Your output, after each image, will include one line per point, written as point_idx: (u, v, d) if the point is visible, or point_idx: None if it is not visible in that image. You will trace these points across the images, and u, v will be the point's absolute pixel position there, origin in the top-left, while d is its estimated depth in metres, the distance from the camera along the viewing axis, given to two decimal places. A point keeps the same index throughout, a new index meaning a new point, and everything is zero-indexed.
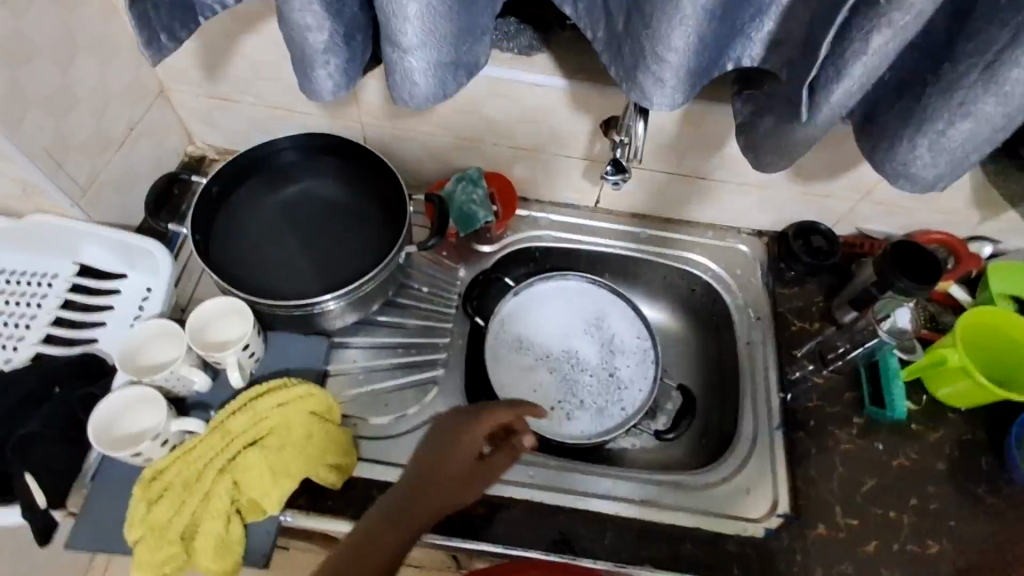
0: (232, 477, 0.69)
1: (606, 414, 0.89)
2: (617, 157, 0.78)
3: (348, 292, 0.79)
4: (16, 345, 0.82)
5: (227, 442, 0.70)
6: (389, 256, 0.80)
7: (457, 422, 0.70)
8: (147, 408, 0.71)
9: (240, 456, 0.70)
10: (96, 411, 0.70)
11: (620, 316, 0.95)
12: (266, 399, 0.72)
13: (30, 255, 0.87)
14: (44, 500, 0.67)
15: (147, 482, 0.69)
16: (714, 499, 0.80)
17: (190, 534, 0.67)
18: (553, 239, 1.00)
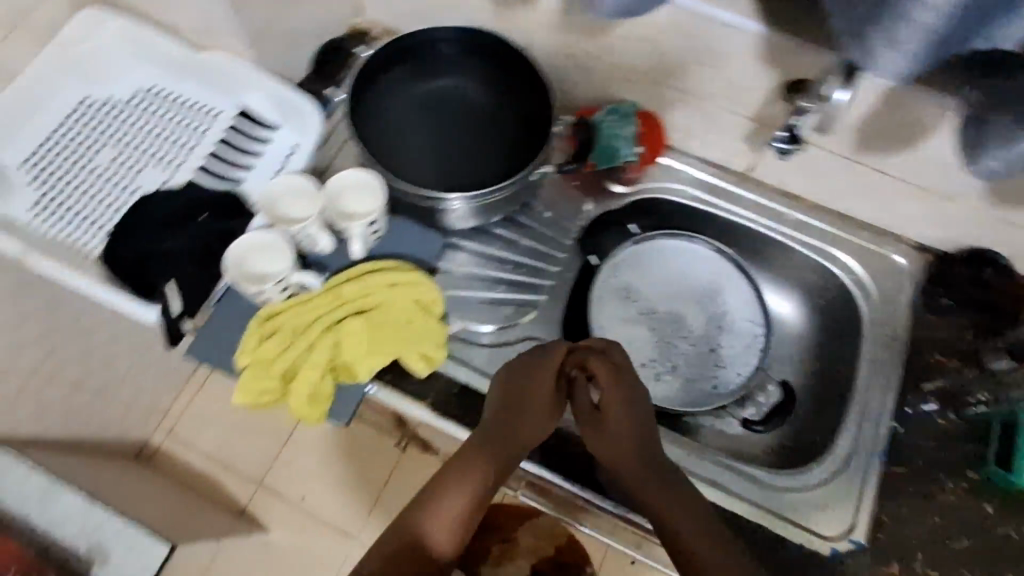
0: (334, 338, 0.73)
1: (694, 387, 0.85)
2: (791, 126, 0.71)
3: (475, 199, 0.80)
4: (177, 168, 0.90)
5: (337, 305, 0.74)
6: (523, 175, 0.79)
7: (539, 358, 0.71)
8: (272, 253, 0.75)
9: (344, 323, 0.73)
10: (233, 245, 0.75)
11: (738, 294, 0.90)
12: (379, 275, 0.75)
13: (202, 88, 0.93)
14: (176, 306, 0.75)
15: (262, 319, 0.73)
16: (783, 503, 0.77)
17: (290, 374, 0.73)
18: (691, 196, 0.93)
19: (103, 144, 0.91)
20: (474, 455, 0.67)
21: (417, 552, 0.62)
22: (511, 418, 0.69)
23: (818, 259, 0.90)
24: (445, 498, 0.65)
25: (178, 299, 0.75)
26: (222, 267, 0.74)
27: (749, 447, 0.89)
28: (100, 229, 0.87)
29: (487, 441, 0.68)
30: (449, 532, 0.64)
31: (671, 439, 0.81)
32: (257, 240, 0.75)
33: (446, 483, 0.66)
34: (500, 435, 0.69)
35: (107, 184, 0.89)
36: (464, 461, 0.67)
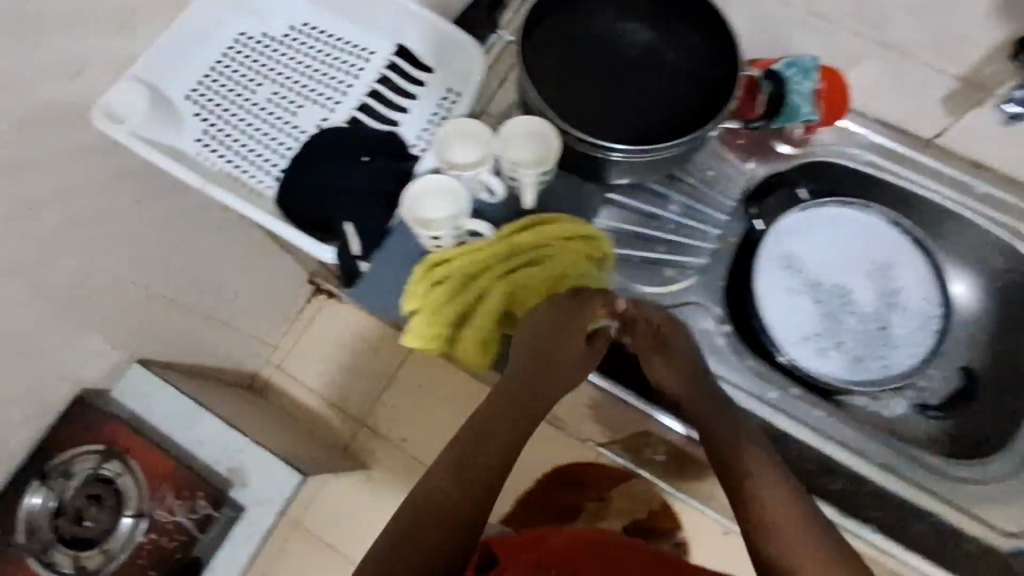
0: (507, 291, 0.73)
1: (863, 366, 0.81)
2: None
3: (637, 154, 0.73)
4: (333, 108, 0.89)
5: (511, 257, 0.73)
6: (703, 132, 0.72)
7: (556, 306, 0.69)
8: (451, 200, 0.72)
9: (517, 277, 0.73)
10: (409, 189, 0.72)
11: (913, 270, 0.84)
12: (556, 228, 0.74)
13: (358, 27, 0.91)
14: (358, 247, 0.72)
15: (430, 266, 0.73)
16: (961, 493, 0.74)
17: (460, 318, 0.75)
18: (866, 161, 0.86)
19: (263, 81, 0.90)
20: (507, 403, 0.63)
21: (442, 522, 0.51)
22: (543, 374, 0.66)
23: (1005, 240, 0.82)
24: (484, 441, 0.58)
25: (357, 240, 0.73)
26: (400, 211, 0.72)
27: (909, 427, 0.84)
28: (269, 169, 0.87)
29: (525, 394, 0.64)
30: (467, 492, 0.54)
31: (836, 416, 0.78)
32: (429, 183, 0.72)
33: (477, 430, 0.60)
34: (536, 390, 0.66)
35: (268, 122, 0.89)
36: (498, 409, 0.62)
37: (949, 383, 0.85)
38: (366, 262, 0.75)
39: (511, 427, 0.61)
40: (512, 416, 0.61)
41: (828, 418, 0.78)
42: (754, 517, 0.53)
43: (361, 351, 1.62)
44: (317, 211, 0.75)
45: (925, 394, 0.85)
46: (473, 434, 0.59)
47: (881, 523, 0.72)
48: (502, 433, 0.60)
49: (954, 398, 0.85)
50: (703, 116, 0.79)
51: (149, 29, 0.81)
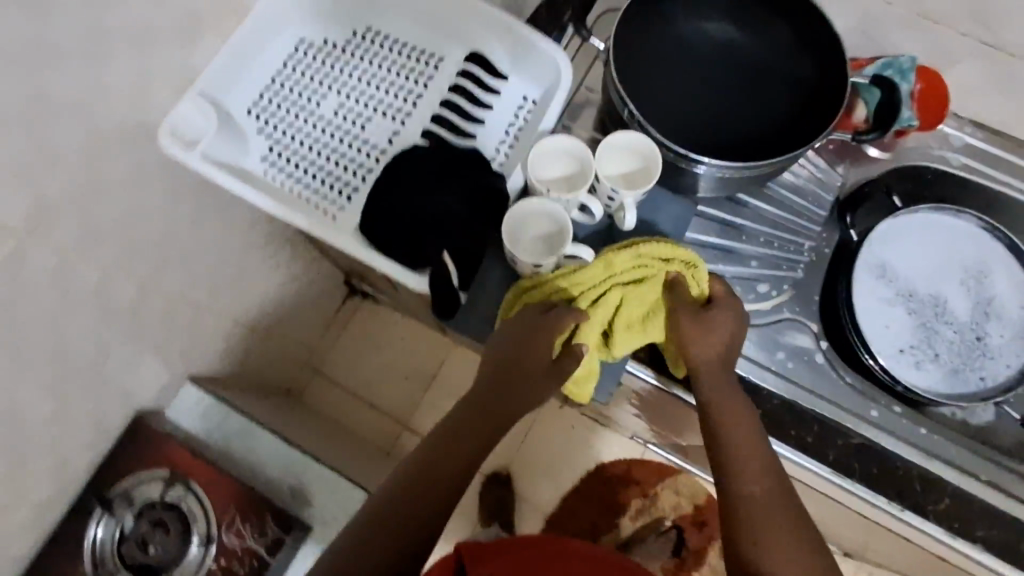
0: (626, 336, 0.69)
1: (961, 377, 0.81)
2: None
3: (728, 168, 0.69)
4: (405, 119, 0.86)
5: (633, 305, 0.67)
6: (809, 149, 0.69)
7: (528, 316, 0.65)
8: (552, 224, 0.72)
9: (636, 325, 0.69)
10: (508, 216, 0.72)
11: (1008, 277, 0.83)
12: (646, 248, 0.66)
13: (425, 31, 0.87)
14: (459, 279, 0.71)
15: (520, 291, 0.69)
16: None
17: None
18: (960, 164, 0.84)
19: (327, 92, 0.86)
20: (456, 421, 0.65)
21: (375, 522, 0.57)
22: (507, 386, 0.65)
23: None
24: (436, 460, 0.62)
25: (457, 271, 0.72)
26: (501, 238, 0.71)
27: (1005, 438, 0.81)
28: (342, 189, 0.83)
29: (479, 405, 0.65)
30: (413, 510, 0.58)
31: (937, 432, 0.77)
32: (528, 209, 0.72)
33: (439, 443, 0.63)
34: (501, 406, 0.65)
35: (337, 137, 0.85)
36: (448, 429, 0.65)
37: None
38: (466, 291, 0.74)
39: (462, 438, 0.64)
40: (471, 427, 0.64)
41: (931, 434, 0.76)
42: (733, 495, 0.60)
43: (396, 354, 1.51)
44: (409, 235, 0.73)
45: None
46: (441, 450, 0.63)
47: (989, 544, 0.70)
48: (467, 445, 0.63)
49: None
50: (800, 129, 0.76)
51: (217, 37, 0.76)
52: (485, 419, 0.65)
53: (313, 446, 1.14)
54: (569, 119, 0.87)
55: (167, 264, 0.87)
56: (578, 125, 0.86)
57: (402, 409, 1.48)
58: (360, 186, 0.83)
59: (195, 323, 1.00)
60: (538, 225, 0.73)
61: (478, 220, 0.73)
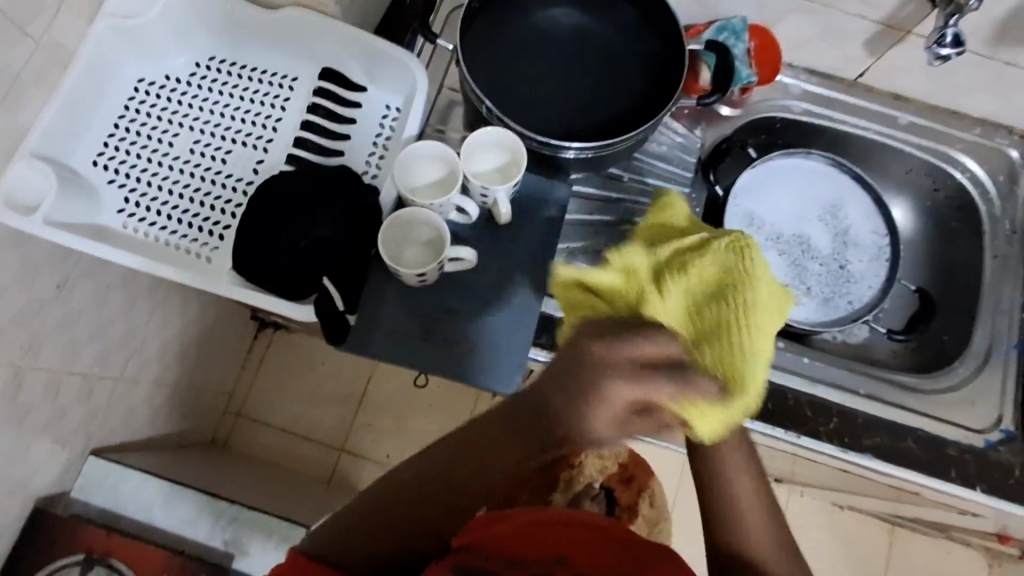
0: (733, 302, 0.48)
1: (833, 304, 0.89)
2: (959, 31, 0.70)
3: (587, 150, 0.72)
4: (265, 146, 0.83)
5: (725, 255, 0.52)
6: (656, 121, 0.73)
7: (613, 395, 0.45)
8: (428, 230, 0.74)
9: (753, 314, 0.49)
10: (383, 229, 0.72)
11: (859, 207, 0.91)
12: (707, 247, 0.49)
13: (272, 53, 0.85)
14: (343, 302, 0.71)
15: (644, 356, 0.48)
16: (937, 404, 0.82)
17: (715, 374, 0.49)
18: (801, 110, 0.91)
19: (178, 129, 0.82)
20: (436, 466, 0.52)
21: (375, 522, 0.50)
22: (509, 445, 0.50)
23: (931, 161, 0.89)
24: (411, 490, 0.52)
25: (340, 294, 0.71)
26: (379, 252, 0.72)
27: (877, 350, 0.91)
28: (212, 229, 0.80)
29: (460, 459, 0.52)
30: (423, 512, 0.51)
31: (820, 359, 0.84)
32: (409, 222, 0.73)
33: (407, 480, 0.52)
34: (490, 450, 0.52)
35: (197, 175, 0.81)
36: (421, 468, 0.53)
37: (906, 310, 0.94)
38: (355, 312, 0.73)
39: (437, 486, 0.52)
40: (458, 470, 0.52)
41: (810, 362, 0.83)
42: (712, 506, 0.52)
43: (324, 381, 1.46)
44: (287, 267, 0.71)
45: (893, 320, 0.93)
46: (408, 493, 0.52)
47: (880, 451, 0.76)
48: (462, 490, 0.51)
49: (917, 320, 0.92)
50: (652, 99, 0.80)
51: (41, 90, 0.71)
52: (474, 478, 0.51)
53: (243, 494, 1.09)
54: (441, 122, 0.87)
55: (38, 339, 0.81)
56: (451, 126, 0.87)
57: (341, 435, 1.43)
58: (231, 223, 0.80)
59: (88, 394, 0.93)
60: (418, 234, 0.74)
61: (360, 239, 0.73)
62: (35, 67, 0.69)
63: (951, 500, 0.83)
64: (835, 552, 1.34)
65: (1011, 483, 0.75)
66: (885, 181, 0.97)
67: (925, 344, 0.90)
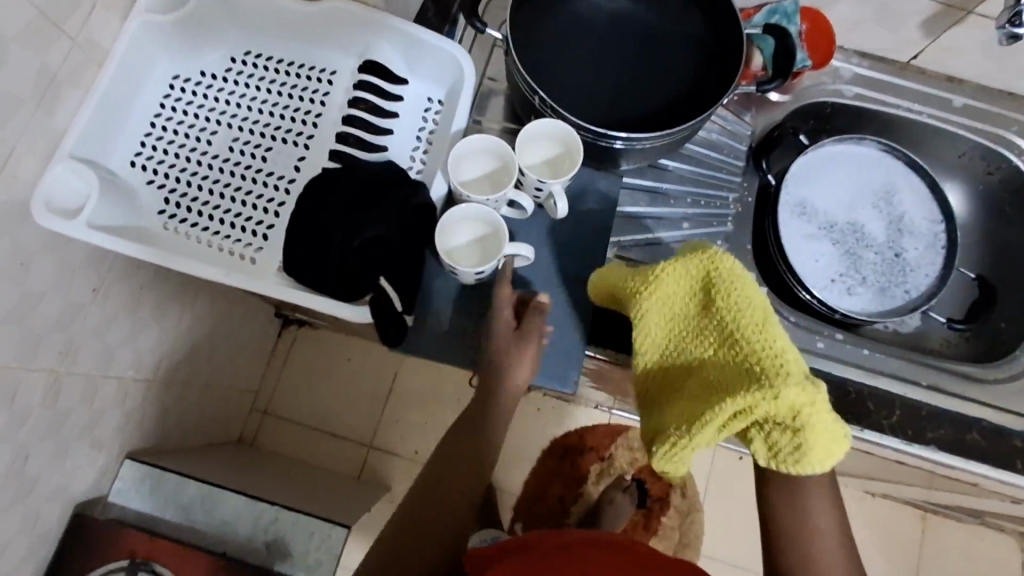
0: (785, 441, 0.53)
1: (890, 295, 0.85)
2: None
3: (642, 140, 0.69)
4: (306, 143, 0.80)
5: (651, 306, 0.60)
6: (715, 109, 0.70)
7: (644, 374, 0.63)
8: (486, 226, 0.71)
9: (764, 368, 0.53)
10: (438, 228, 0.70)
11: (912, 193, 0.88)
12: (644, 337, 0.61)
13: (312, 46, 0.82)
14: (401, 302, 0.68)
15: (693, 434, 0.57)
16: (998, 393, 0.80)
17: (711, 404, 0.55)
18: (853, 95, 0.88)
19: (216, 127, 0.80)
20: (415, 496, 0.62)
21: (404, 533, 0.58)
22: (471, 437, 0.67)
23: (986, 144, 0.87)
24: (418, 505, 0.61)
25: (397, 294, 0.69)
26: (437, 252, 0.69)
27: (932, 340, 0.90)
28: (255, 228, 0.77)
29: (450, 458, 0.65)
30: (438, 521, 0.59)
31: (878, 350, 0.82)
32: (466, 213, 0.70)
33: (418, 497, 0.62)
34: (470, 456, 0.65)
35: (236, 173, 0.79)
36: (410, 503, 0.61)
37: (960, 298, 0.93)
38: (411, 312, 0.71)
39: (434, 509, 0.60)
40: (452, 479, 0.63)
41: (871, 352, 0.81)
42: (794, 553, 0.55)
43: (351, 377, 1.45)
44: (335, 267, 0.68)
45: (954, 309, 0.91)
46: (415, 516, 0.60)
47: (944, 444, 0.75)
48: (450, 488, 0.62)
49: (979, 306, 0.90)
50: (705, 86, 0.77)
51: (77, 89, 0.69)
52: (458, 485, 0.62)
53: (281, 495, 1.08)
54: (481, 113, 0.85)
55: (75, 345, 0.79)
56: (489, 117, 0.84)
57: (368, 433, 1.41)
58: (274, 222, 0.78)
59: (122, 399, 0.91)
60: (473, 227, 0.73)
61: (412, 237, 0.70)
62: (69, 66, 0.67)
63: (1009, 491, 0.82)
64: (868, 540, 1.32)
65: None
66: (934, 165, 0.94)
67: (981, 334, 0.89)
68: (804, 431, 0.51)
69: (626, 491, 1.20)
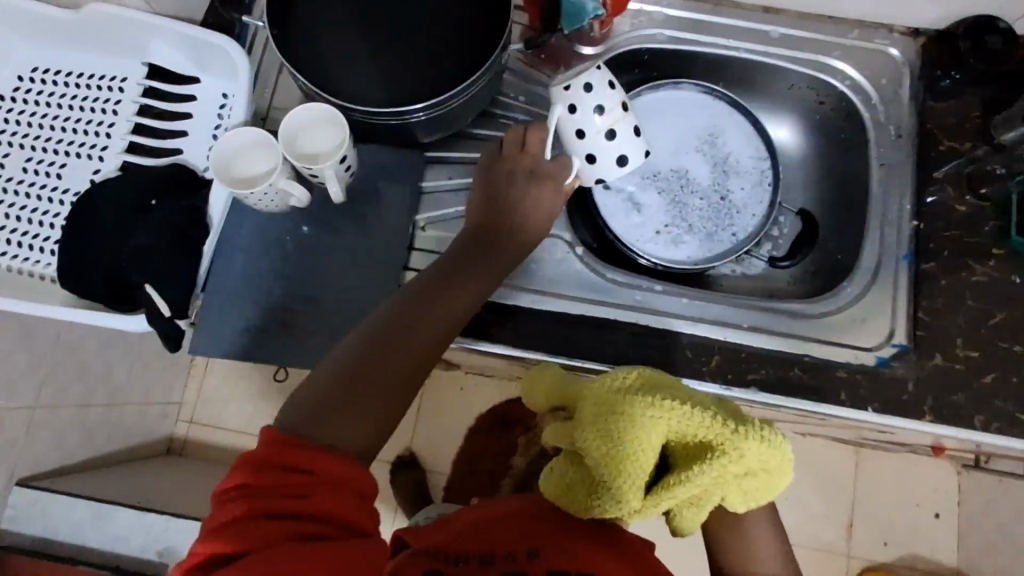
0: (756, 484, 0.54)
1: (717, 239, 0.85)
2: None
3: (420, 110, 0.68)
4: (100, 156, 0.79)
5: (600, 451, 0.54)
6: (482, 73, 0.69)
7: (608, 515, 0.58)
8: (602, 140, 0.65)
9: (720, 438, 0.53)
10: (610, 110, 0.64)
11: (737, 132, 0.87)
12: (616, 496, 0.54)
13: (98, 55, 0.81)
14: (168, 307, 0.69)
15: (695, 509, 0.55)
16: (829, 328, 0.78)
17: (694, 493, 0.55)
18: (668, 38, 0.85)
19: (8, 149, 0.78)
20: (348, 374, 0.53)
21: (349, 387, 0.52)
22: (449, 292, 0.62)
23: (807, 73, 0.85)
24: (365, 372, 0.53)
25: (164, 299, 0.70)
26: (598, 118, 0.64)
27: (772, 282, 0.90)
28: (50, 247, 0.76)
29: (411, 313, 0.58)
30: (389, 397, 0.54)
31: (701, 297, 0.79)
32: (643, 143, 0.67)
33: (365, 356, 0.54)
34: (438, 313, 0.59)
35: (31, 194, 0.77)
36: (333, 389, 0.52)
37: (790, 236, 0.91)
38: (187, 316, 0.71)
39: (372, 383, 0.53)
40: (400, 342, 0.56)
41: (691, 302, 0.78)
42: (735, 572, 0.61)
43: None
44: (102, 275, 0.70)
45: (779, 247, 0.91)
46: (358, 375, 0.53)
47: (766, 384, 0.74)
48: (398, 352, 0.56)
49: (799, 245, 0.89)
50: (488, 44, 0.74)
51: None
52: (400, 369, 0.55)
53: (179, 500, 1.06)
54: None
55: None
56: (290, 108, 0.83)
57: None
58: None
59: None
60: (266, 220, 0.73)
61: (178, 240, 0.71)
62: None
63: (859, 424, 0.79)
64: None
65: (905, 397, 0.74)
66: (769, 101, 0.92)
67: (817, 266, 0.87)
68: (767, 466, 0.54)
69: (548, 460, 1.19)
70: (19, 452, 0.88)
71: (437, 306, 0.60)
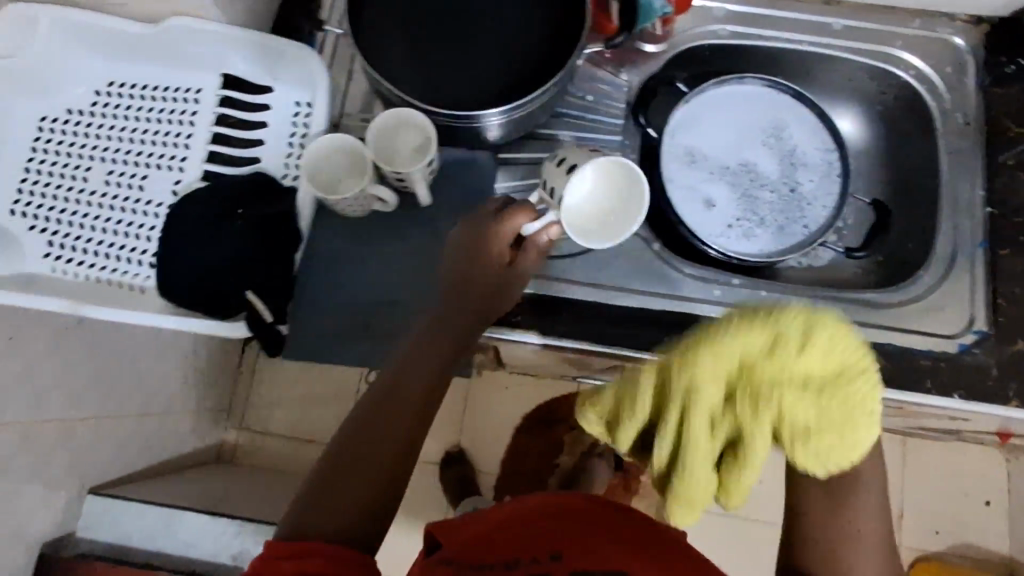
0: (800, 348, 0.49)
1: (787, 232, 0.85)
2: None
3: (508, 112, 0.69)
4: (180, 166, 0.80)
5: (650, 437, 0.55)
6: (565, 73, 0.69)
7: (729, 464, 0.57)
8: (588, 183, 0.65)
9: (711, 354, 0.50)
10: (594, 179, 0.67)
11: (802, 124, 0.87)
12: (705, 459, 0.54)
13: (172, 68, 0.82)
14: (270, 314, 0.72)
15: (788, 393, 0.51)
16: (908, 316, 0.78)
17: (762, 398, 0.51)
18: (730, 33, 0.86)
19: (90, 163, 0.79)
20: (352, 431, 0.54)
21: (346, 446, 0.52)
22: (431, 347, 0.60)
23: (871, 63, 0.85)
24: (363, 427, 0.53)
25: (266, 304, 0.73)
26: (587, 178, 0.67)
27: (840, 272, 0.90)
28: (141, 258, 0.78)
29: (398, 371, 0.57)
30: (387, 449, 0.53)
31: (778, 289, 0.79)
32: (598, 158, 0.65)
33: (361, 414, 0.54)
34: (421, 364, 0.58)
35: (116, 207, 0.79)
36: (340, 448, 0.52)
37: (865, 223, 0.91)
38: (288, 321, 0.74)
39: (368, 439, 0.52)
40: (393, 394, 0.56)
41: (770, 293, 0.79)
42: None
43: None
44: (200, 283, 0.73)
45: (852, 238, 0.91)
46: (355, 433, 0.53)
47: None
48: (387, 406, 0.55)
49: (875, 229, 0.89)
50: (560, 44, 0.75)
51: None
52: (395, 425, 0.54)
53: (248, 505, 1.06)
54: None
55: None
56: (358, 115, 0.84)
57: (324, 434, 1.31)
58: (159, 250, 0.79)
59: None
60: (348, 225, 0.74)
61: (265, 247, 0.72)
62: None
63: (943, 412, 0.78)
64: None
65: (989, 384, 0.74)
66: (828, 93, 0.92)
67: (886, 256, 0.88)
68: (785, 332, 0.49)
69: (604, 457, 1.19)
70: (96, 459, 0.87)
71: (424, 358, 0.59)
